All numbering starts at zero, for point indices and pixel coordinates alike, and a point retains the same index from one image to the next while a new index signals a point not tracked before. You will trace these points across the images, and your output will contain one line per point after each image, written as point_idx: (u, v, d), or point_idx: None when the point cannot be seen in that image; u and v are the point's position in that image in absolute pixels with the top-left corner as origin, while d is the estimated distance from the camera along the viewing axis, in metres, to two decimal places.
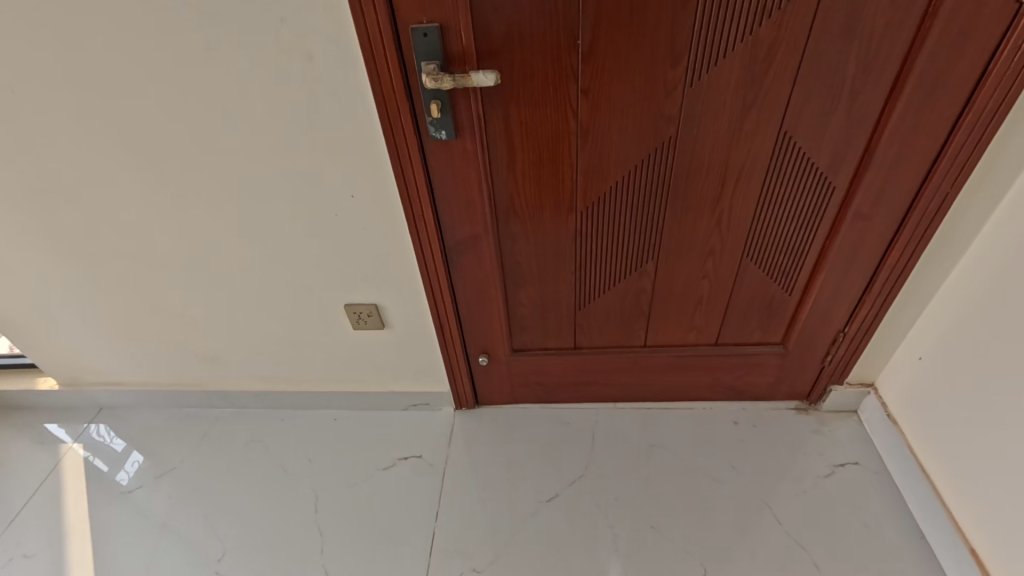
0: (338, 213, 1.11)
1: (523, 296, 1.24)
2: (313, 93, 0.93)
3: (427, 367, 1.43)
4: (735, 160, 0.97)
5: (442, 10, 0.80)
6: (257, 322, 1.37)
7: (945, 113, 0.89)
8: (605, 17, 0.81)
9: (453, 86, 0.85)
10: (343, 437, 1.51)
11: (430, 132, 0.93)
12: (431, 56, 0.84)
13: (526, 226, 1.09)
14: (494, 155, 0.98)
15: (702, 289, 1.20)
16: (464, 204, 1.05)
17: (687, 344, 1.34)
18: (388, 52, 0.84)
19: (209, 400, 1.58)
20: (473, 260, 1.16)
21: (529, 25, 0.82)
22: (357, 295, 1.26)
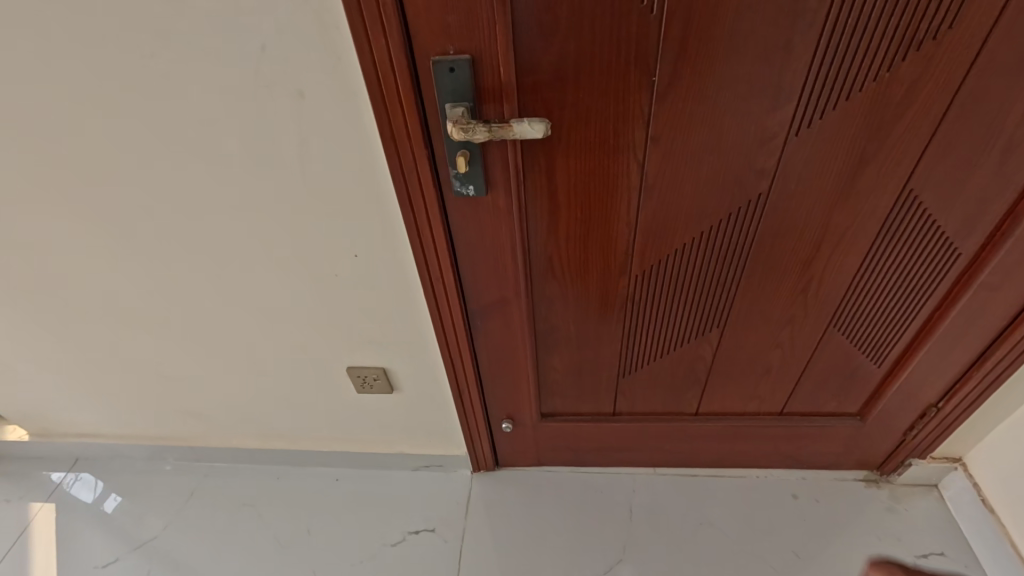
0: (338, 271, 0.91)
1: (558, 362, 1.05)
2: (305, 139, 0.73)
3: (441, 430, 1.25)
4: (837, 222, 0.77)
5: (476, 39, 0.60)
6: (246, 381, 1.19)
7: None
8: (694, 48, 0.61)
9: (488, 137, 0.65)
10: (346, 503, 1.34)
11: (453, 187, 0.73)
12: (459, 97, 0.64)
13: (567, 292, 0.90)
14: (532, 212, 0.78)
15: (772, 359, 1.01)
16: (493, 267, 0.85)
17: (744, 413, 1.15)
18: (404, 93, 0.64)
19: (197, 454, 1.41)
20: (500, 326, 0.96)
21: (589, 58, 0.62)
22: (362, 357, 1.07)
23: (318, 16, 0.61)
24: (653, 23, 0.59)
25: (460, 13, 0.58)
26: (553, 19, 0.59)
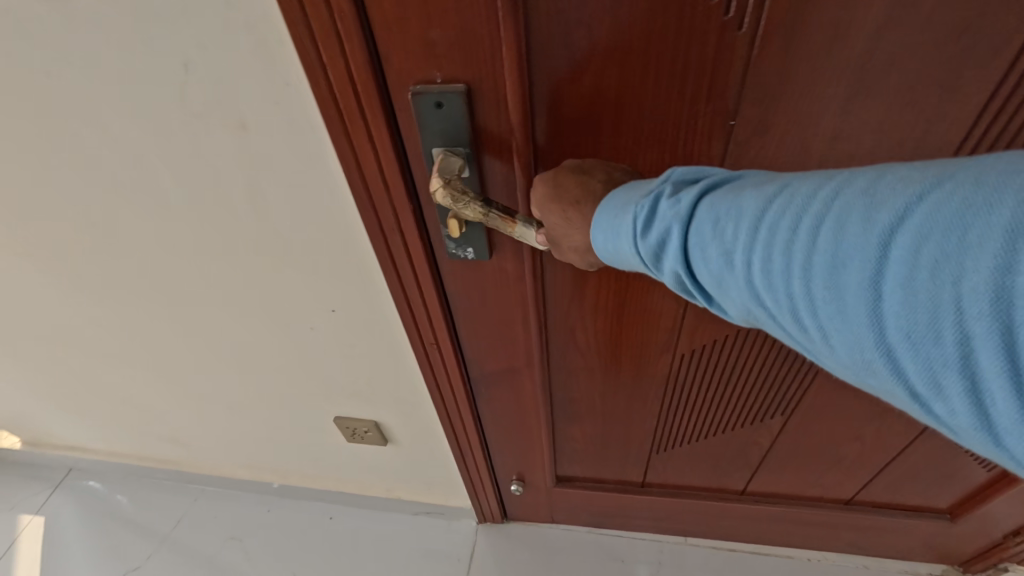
0: (313, 325, 0.75)
1: (578, 432, 0.88)
2: (259, 182, 0.56)
3: (442, 482, 1.10)
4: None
5: (477, 64, 0.43)
6: (229, 419, 1.06)
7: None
8: (801, 85, 0.44)
9: (480, 217, 0.49)
10: (339, 546, 1.22)
11: (448, 250, 0.56)
12: (453, 141, 0.47)
13: (593, 366, 0.73)
14: (552, 279, 0.60)
15: (848, 450, 0.81)
16: (500, 335, 0.68)
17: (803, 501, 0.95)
18: (378, 134, 0.47)
19: (188, 476, 1.32)
20: (510, 394, 0.80)
21: (643, 92, 0.45)
22: (351, 409, 0.92)
23: (253, 26, 0.43)
24: (744, 44, 0.41)
25: (452, 29, 0.41)
26: (590, 39, 0.42)
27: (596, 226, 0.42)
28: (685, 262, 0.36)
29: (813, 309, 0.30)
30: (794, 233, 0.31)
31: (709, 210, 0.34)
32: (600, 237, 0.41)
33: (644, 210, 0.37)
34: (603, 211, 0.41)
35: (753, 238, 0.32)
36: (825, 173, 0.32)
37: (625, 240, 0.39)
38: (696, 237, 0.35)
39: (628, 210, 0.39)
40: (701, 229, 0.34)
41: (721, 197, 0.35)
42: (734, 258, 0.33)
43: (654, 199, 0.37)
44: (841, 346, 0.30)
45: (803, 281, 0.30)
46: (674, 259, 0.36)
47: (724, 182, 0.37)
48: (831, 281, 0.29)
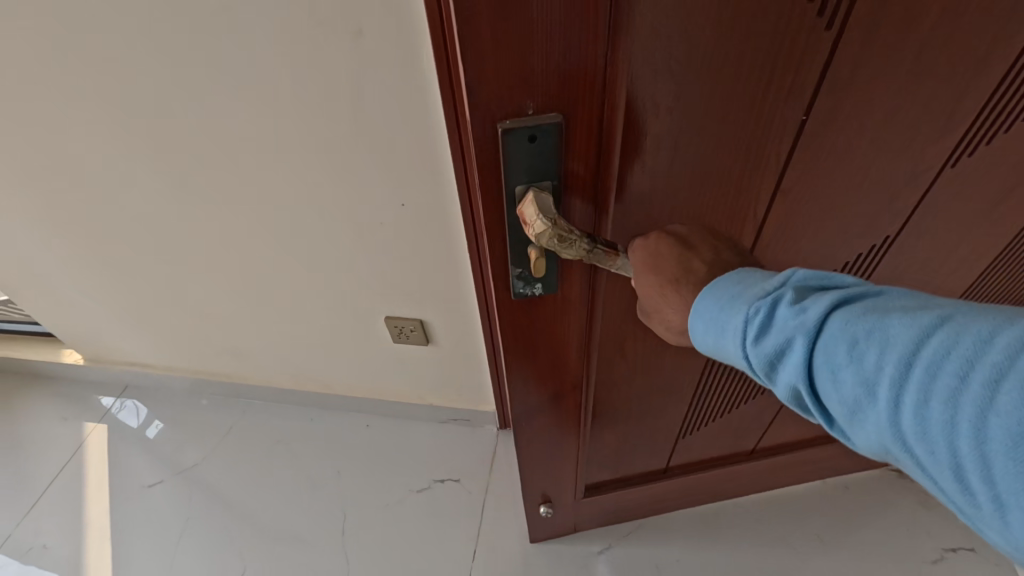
0: (383, 222, 0.90)
1: (611, 437, 0.97)
2: (363, 85, 0.71)
3: (473, 386, 1.26)
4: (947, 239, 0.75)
5: (572, 94, 0.46)
6: (289, 329, 1.21)
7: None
8: (866, 75, 0.51)
9: (584, 255, 0.53)
10: (376, 446, 1.38)
11: (516, 287, 0.60)
12: (539, 176, 0.50)
13: (641, 364, 0.82)
14: (606, 303, 0.69)
15: None
16: (552, 364, 0.75)
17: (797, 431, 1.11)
18: (481, 159, 0.49)
19: (238, 391, 1.47)
20: (551, 421, 0.86)
21: (727, 98, 0.50)
22: (402, 309, 1.07)
23: None
24: (828, 43, 0.47)
25: (547, 56, 0.43)
26: (699, 47, 0.45)
27: (700, 314, 0.43)
28: (810, 381, 0.35)
29: (985, 476, 0.28)
30: (959, 384, 0.29)
31: (842, 329, 0.34)
32: (703, 329, 0.43)
33: (757, 316, 0.38)
34: (707, 303, 0.42)
35: (894, 372, 0.32)
36: (1001, 311, 0.30)
37: (733, 340, 0.39)
38: (825, 357, 0.34)
39: (741, 308, 0.39)
40: (833, 350, 0.34)
41: (858, 315, 0.34)
42: (877, 391, 0.32)
43: (772, 303, 0.37)
44: (1018, 522, 0.28)
45: (972, 443, 0.29)
46: (798, 378, 0.36)
47: (859, 296, 0.35)
48: (1011, 451, 0.27)
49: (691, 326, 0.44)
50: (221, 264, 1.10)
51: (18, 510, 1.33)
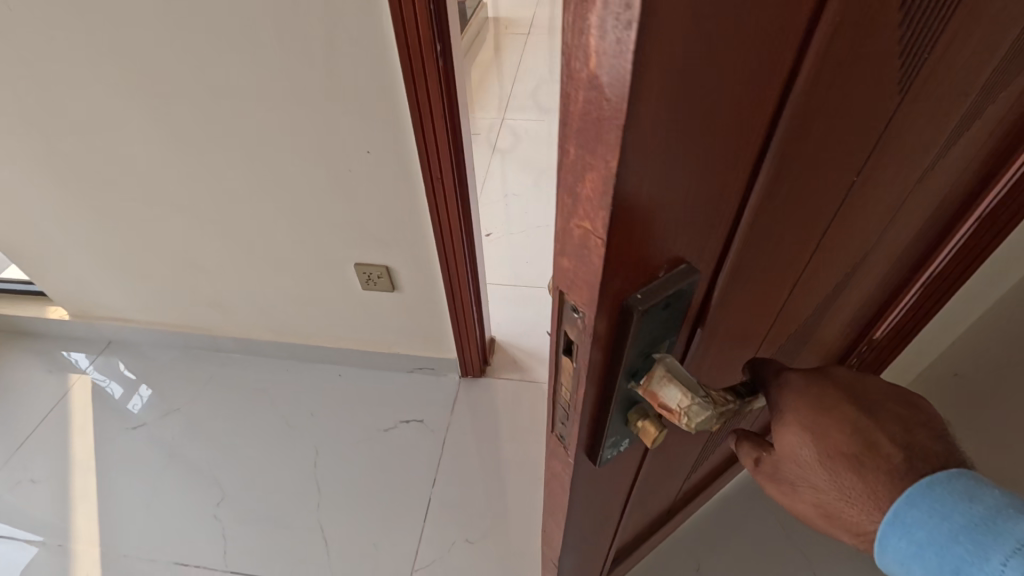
0: (351, 168, 1.02)
1: (635, 517, 0.86)
2: (332, 38, 0.84)
3: (435, 332, 1.39)
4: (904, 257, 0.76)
5: (698, 235, 0.33)
6: (268, 279, 1.32)
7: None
8: (910, 120, 0.41)
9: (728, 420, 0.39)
10: (346, 393, 1.49)
11: (607, 453, 0.46)
12: (659, 341, 0.37)
13: (679, 448, 0.72)
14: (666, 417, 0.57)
15: None
16: (608, 498, 0.61)
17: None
18: (597, 345, 0.34)
19: (218, 343, 1.57)
20: (593, 543, 0.72)
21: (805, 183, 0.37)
22: (369, 254, 1.20)
23: None
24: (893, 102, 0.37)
25: (689, 206, 0.31)
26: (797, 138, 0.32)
27: (911, 534, 0.34)
28: None
29: None
30: None
31: None
32: (908, 552, 0.34)
33: None
34: (918, 515, 0.34)
35: None
36: None
37: None
38: None
39: (999, 557, 0.31)
40: None
41: None
42: None
43: None
44: None
45: None
46: None
47: None
48: None
49: (882, 541, 0.36)
50: (204, 215, 1.21)
51: (7, 448, 1.42)
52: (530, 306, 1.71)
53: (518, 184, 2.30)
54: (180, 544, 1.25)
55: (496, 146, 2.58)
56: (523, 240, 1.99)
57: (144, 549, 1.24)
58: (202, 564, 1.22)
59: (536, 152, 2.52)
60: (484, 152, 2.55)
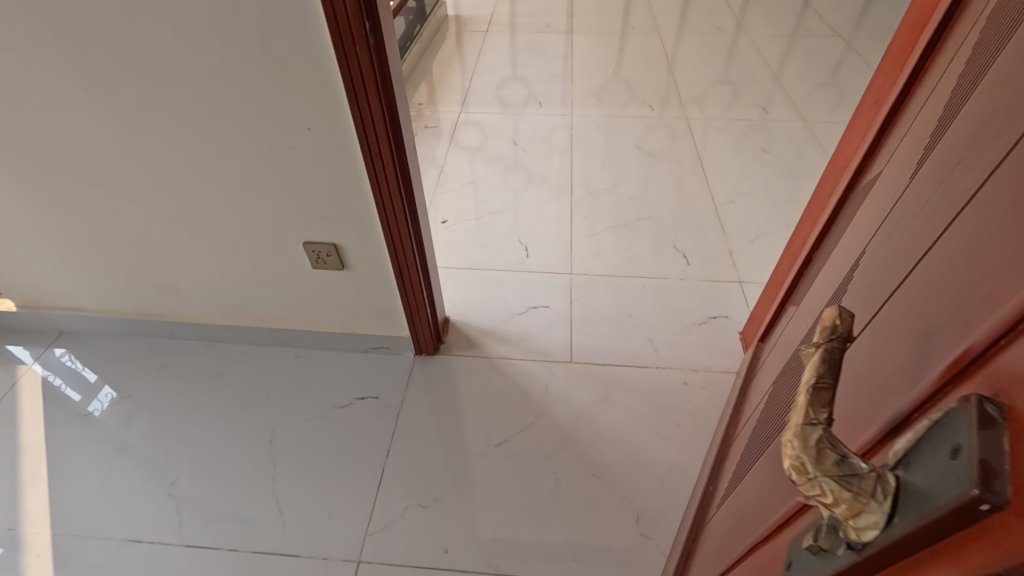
0: (294, 146, 1.07)
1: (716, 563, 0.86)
2: (266, 18, 0.88)
3: (387, 311, 1.44)
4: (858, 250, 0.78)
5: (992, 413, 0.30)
6: (220, 261, 1.35)
7: (892, 81, 0.94)
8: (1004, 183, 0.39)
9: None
10: (301, 373, 1.53)
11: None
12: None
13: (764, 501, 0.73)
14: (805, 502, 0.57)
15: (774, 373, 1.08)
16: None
17: (744, 421, 1.11)
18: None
19: (173, 330, 1.58)
20: None
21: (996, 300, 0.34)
22: (317, 233, 1.24)
23: None
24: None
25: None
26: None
27: None
28: None
29: None
30: None
31: None
32: None
33: None
34: None
35: None
36: None
37: None
38: None
39: None
40: None
41: None
42: None
43: None
44: None
45: None
46: None
47: None
48: None
49: None
50: (151, 199, 1.23)
51: None
52: (484, 287, 1.77)
53: (473, 174, 2.37)
54: (135, 523, 1.26)
55: (453, 138, 2.65)
56: (478, 225, 2.05)
57: (98, 530, 1.25)
58: (157, 541, 1.23)
59: (491, 144, 2.60)
60: (441, 145, 2.61)
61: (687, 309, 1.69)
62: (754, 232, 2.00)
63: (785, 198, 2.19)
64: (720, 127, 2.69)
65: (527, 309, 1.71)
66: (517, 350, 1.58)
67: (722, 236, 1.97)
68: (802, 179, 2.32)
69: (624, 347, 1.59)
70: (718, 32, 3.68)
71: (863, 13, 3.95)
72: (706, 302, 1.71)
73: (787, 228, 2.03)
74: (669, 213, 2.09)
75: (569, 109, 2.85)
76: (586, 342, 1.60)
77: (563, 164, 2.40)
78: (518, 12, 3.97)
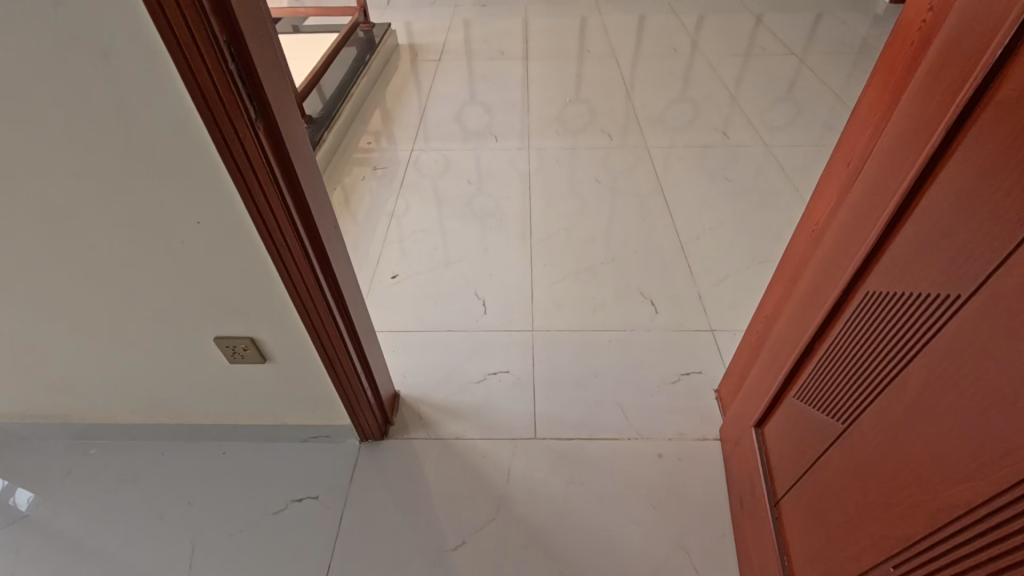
0: (185, 240, 0.91)
1: None
2: (125, 106, 0.73)
3: (322, 400, 1.27)
4: (934, 392, 0.62)
5: None
6: (119, 359, 1.17)
7: (864, 142, 0.82)
8: None
9: None
10: (229, 473, 1.35)
11: None
12: None
13: None
14: None
15: (805, 487, 0.91)
16: None
17: (797, 554, 0.93)
18: None
19: (79, 430, 1.38)
20: None
21: None
22: (229, 328, 1.08)
23: None
24: None
25: None
26: None
27: None
28: None
29: None
30: None
31: None
32: None
33: None
34: None
35: None
36: None
37: None
38: None
39: None
40: None
41: None
42: None
43: None
44: None
45: None
46: None
47: None
48: None
49: None
50: (26, 301, 1.05)
51: None
52: (436, 352, 1.63)
53: (427, 218, 2.22)
54: None
55: (406, 177, 2.50)
56: (432, 278, 1.90)
57: None
58: None
59: (446, 183, 2.45)
60: (393, 186, 2.45)
61: (657, 365, 1.57)
62: (723, 272, 1.89)
63: (752, 231, 2.10)
64: (683, 155, 2.60)
65: (485, 377, 1.56)
66: (474, 427, 1.43)
67: (691, 278, 1.87)
68: (767, 209, 2.24)
69: (591, 417, 1.45)
70: (674, 54, 3.63)
71: (814, 29, 3.97)
72: (677, 357, 1.60)
73: (756, 265, 1.94)
74: (634, 255, 1.98)
75: (527, 142, 2.73)
76: (552, 412, 1.46)
77: (523, 203, 2.28)
78: (472, 39, 3.87)
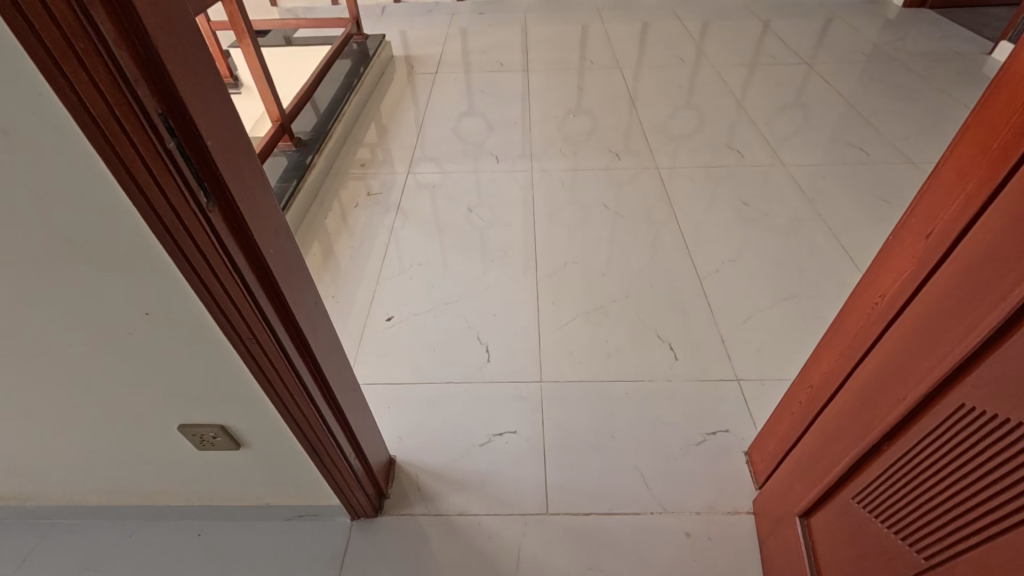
0: (134, 331, 0.76)
1: None
2: (40, 191, 0.58)
3: (307, 481, 1.12)
4: None
5: None
6: (73, 446, 1.02)
7: (947, 216, 0.68)
8: None
9: None
10: (204, 560, 1.20)
11: None
12: None
13: None
14: None
15: None
16: None
17: None
18: None
19: (37, 511, 1.24)
20: None
21: None
22: (196, 416, 0.93)
23: None
24: None
25: None
26: None
27: None
28: None
29: None
30: None
31: None
32: None
33: None
34: None
35: None
36: None
37: None
38: None
39: None
40: None
41: None
42: None
43: None
44: None
45: None
46: None
47: None
48: None
49: None
50: None
51: None
52: (435, 410, 1.48)
53: (425, 249, 2.08)
54: None
55: (402, 203, 2.35)
56: (430, 321, 1.75)
57: None
58: None
59: (444, 209, 2.30)
60: (388, 212, 2.30)
61: (679, 422, 1.43)
62: (746, 312, 1.75)
63: (773, 262, 1.96)
64: (695, 175, 2.45)
65: (489, 438, 1.41)
66: (478, 500, 1.29)
67: (711, 318, 1.72)
68: (788, 235, 2.09)
69: (609, 486, 1.30)
70: (681, 63, 3.48)
71: (823, 35, 3.82)
72: (701, 413, 1.45)
73: (780, 302, 1.79)
74: (648, 291, 1.83)
75: (529, 163, 2.58)
76: (564, 480, 1.32)
77: (527, 232, 2.13)
78: (470, 49, 3.72)
